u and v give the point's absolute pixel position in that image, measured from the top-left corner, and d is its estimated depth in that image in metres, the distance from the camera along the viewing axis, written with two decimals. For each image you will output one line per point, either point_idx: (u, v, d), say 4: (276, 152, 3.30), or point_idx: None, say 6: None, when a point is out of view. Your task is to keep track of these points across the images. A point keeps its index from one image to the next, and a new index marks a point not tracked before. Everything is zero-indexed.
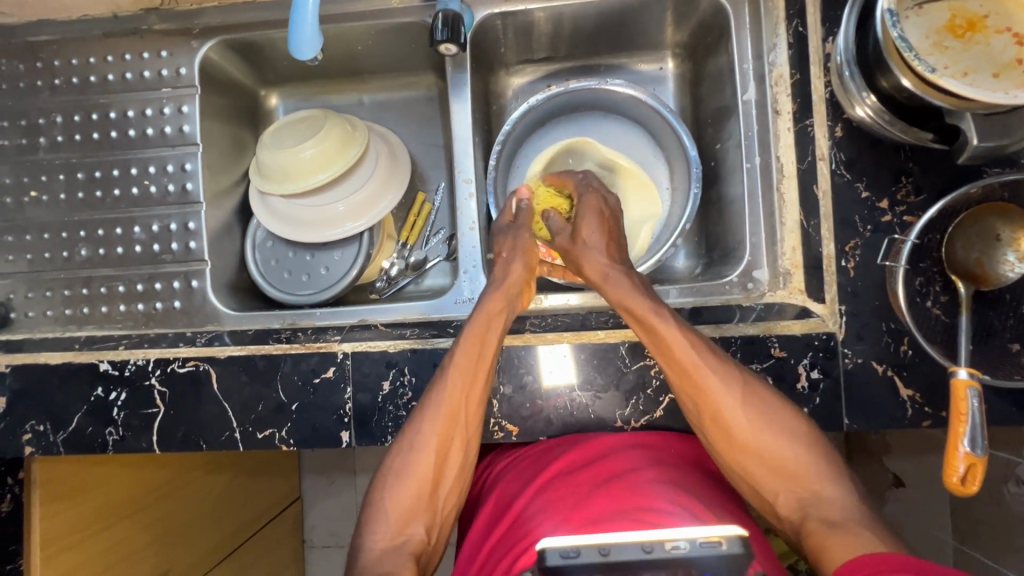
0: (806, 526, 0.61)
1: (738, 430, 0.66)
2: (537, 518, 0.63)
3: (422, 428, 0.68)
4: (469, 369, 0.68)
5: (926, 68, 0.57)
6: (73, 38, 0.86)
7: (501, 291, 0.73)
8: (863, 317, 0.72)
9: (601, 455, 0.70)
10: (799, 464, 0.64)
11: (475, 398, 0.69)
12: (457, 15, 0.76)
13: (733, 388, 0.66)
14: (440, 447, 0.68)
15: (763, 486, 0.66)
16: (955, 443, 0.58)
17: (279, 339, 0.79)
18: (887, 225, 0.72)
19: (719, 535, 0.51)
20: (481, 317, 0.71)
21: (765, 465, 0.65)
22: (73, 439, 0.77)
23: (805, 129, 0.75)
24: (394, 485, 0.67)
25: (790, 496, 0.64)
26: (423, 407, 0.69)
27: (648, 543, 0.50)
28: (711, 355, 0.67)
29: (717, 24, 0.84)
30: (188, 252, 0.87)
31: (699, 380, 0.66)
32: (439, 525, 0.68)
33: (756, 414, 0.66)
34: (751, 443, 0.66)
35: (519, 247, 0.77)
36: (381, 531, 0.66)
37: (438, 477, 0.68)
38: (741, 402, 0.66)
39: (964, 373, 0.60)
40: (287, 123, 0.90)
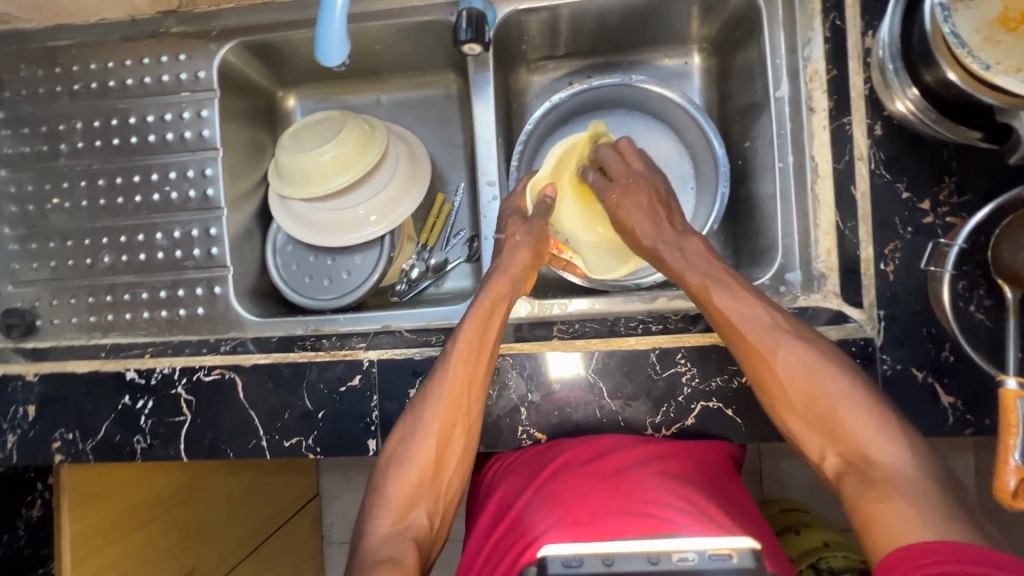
0: (853, 495, 0.56)
1: (785, 389, 0.63)
2: (536, 517, 0.63)
3: (428, 405, 0.69)
4: (473, 350, 0.70)
5: (980, 66, 0.55)
6: (92, 43, 0.85)
7: (506, 278, 0.75)
8: (902, 322, 0.69)
9: (606, 450, 0.69)
10: (847, 428, 0.60)
11: (477, 379, 0.70)
12: (481, 14, 0.74)
13: (801, 351, 0.63)
14: (442, 430, 0.68)
15: (808, 445, 0.62)
16: (1005, 455, 0.56)
17: (303, 347, 0.79)
18: (929, 227, 0.69)
19: (730, 546, 0.50)
20: (486, 301, 0.73)
21: (809, 424, 0.62)
22: (102, 447, 0.77)
23: (842, 127, 0.73)
24: (395, 469, 0.68)
25: (834, 454, 0.60)
26: (429, 389, 0.69)
27: (655, 554, 0.49)
28: (775, 319, 0.64)
29: (748, 17, 0.81)
30: (210, 258, 0.86)
31: (744, 336, 0.65)
32: (442, 509, 0.69)
33: (811, 371, 0.63)
34: (800, 403, 0.62)
35: (533, 235, 0.78)
36: (383, 517, 0.66)
37: (440, 462, 0.69)
38: (806, 365, 0.63)
39: (1014, 383, 0.58)
40: (307, 125, 0.88)
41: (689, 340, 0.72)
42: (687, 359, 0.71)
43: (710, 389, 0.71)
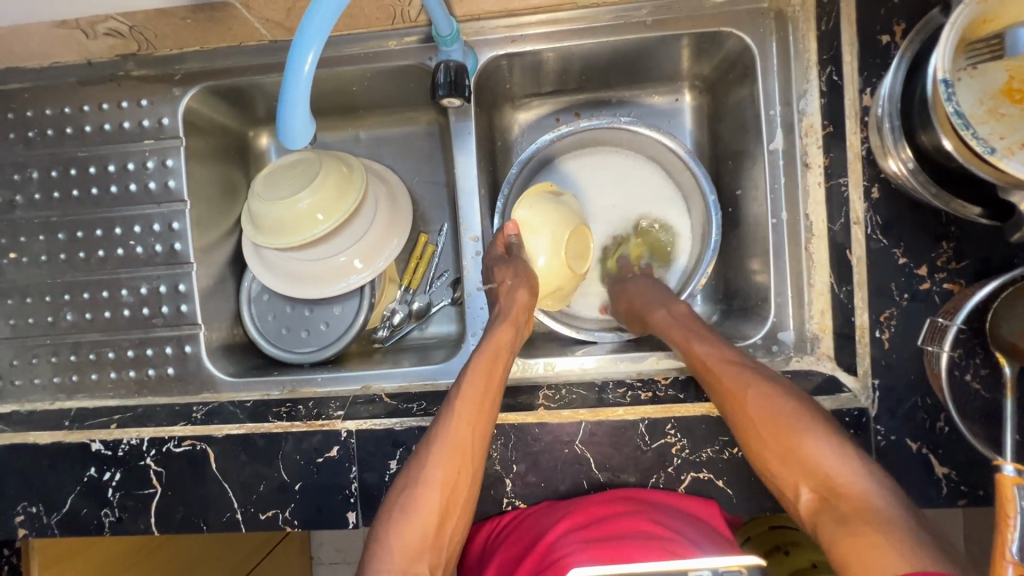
0: (835, 536, 0.50)
1: (763, 419, 0.59)
2: (575, 554, 0.59)
3: (432, 454, 0.65)
4: (478, 397, 0.67)
5: (984, 148, 0.53)
6: (47, 87, 0.80)
7: (510, 322, 0.73)
8: (897, 391, 0.67)
9: (626, 509, 0.66)
10: (821, 458, 0.55)
11: (483, 423, 0.67)
12: (461, 66, 0.71)
13: (763, 381, 0.62)
14: (447, 476, 0.65)
15: (783, 482, 0.57)
16: (1003, 549, 0.54)
17: (279, 415, 0.75)
18: (926, 294, 0.66)
19: (741, 562, 0.53)
20: (488, 349, 0.71)
21: (794, 460, 0.56)
22: (68, 520, 0.73)
23: (838, 186, 0.70)
24: (398, 520, 0.63)
25: (813, 490, 0.54)
26: (434, 435, 0.67)
27: (673, 573, 0.52)
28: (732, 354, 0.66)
29: (742, 62, 0.77)
30: (179, 315, 0.82)
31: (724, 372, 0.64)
32: (445, 567, 0.63)
33: (785, 403, 0.59)
34: (772, 434, 0.58)
35: (523, 274, 0.76)
36: (382, 570, 0.60)
37: (446, 512, 0.64)
38: (773, 394, 0.61)
39: (1011, 470, 0.56)
40: (280, 170, 0.83)
41: (679, 410, 0.70)
42: (678, 430, 0.70)
43: (700, 459, 0.70)
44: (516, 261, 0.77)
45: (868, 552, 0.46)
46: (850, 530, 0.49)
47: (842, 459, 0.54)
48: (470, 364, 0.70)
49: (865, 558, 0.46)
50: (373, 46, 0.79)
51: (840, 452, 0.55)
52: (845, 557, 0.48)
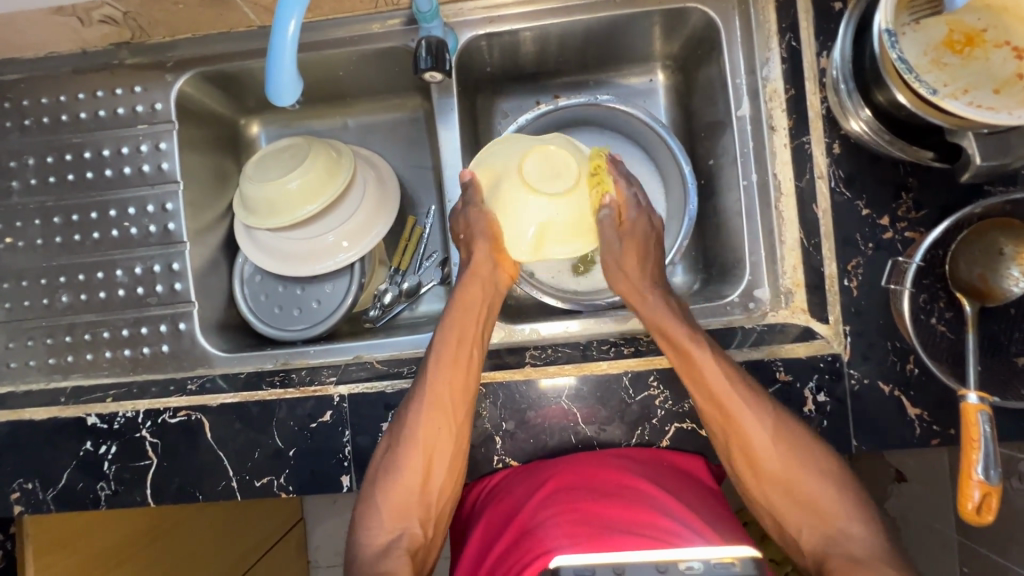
0: (787, 515, 0.65)
1: (723, 406, 0.66)
2: (548, 526, 0.60)
3: (414, 410, 0.68)
4: (446, 373, 0.69)
5: (927, 90, 0.56)
6: (42, 76, 0.83)
7: (480, 284, 0.74)
8: (867, 336, 0.70)
9: (605, 468, 0.68)
10: (778, 450, 0.65)
11: (453, 399, 0.69)
12: (440, 42, 0.74)
13: (760, 418, 0.65)
14: (429, 432, 0.68)
15: (784, 520, 0.65)
16: (969, 469, 0.58)
17: (273, 382, 0.77)
18: (889, 242, 0.70)
19: (732, 555, 0.52)
20: (458, 311, 0.72)
21: (793, 504, 0.64)
22: (64, 495, 0.74)
23: (802, 146, 0.74)
24: (385, 485, 0.67)
25: (812, 535, 0.63)
26: (412, 394, 0.69)
27: (663, 563, 0.52)
28: (736, 376, 0.67)
29: (708, 36, 0.82)
30: (173, 294, 0.84)
31: (729, 407, 0.65)
32: (435, 520, 0.69)
33: (745, 392, 0.66)
34: (730, 422, 0.66)
35: (484, 227, 0.73)
36: (375, 528, 0.66)
37: (429, 469, 0.68)
38: (768, 433, 0.65)
39: (974, 398, 0.59)
40: (269, 153, 0.85)
41: (660, 362, 0.73)
42: (660, 381, 0.72)
43: (683, 411, 0.72)
44: None
45: (818, 525, 0.63)
46: (809, 515, 0.64)
47: (795, 450, 0.65)
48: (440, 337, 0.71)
49: (815, 532, 0.63)
50: (357, 30, 0.83)
51: (793, 439, 0.65)
52: (799, 530, 0.64)
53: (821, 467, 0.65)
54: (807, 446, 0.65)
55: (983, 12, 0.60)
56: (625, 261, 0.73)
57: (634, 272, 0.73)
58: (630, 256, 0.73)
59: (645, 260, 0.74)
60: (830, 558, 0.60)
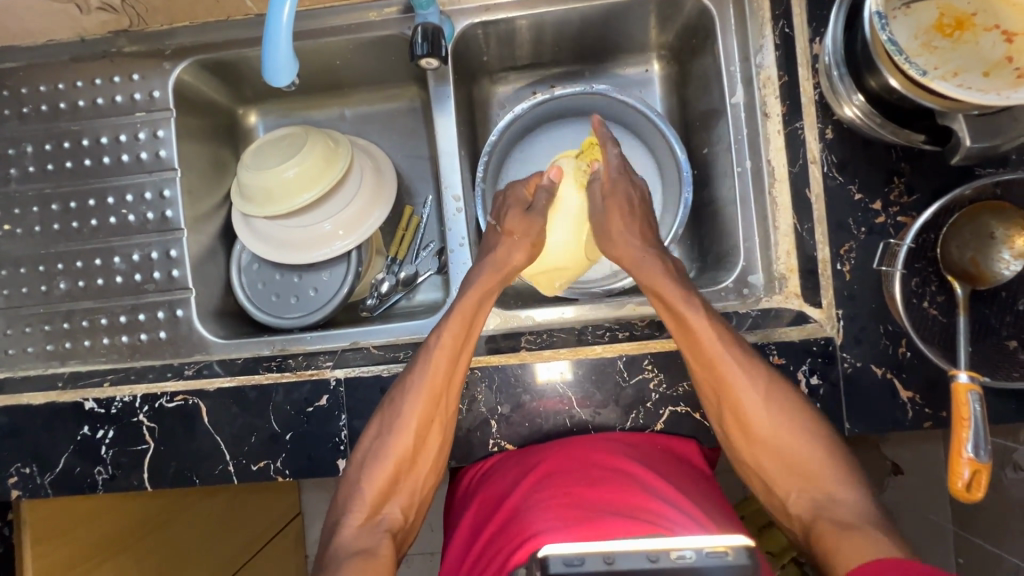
0: (781, 481, 0.66)
1: (715, 367, 0.66)
2: (537, 511, 0.60)
3: (407, 401, 0.68)
4: (456, 339, 0.70)
5: (917, 72, 0.57)
6: (41, 64, 0.84)
7: (500, 275, 0.76)
8: (859, 320, 0.71)
9: (599, 452, 0.68)
10: (770, 413, 0.66)
11: (458, 362, 0.70)
12: (437, 28, 0.75)
13: (753, 384, 0.66)
14: (421, 422, 0.67)
15: (774, 484, 0.67)
16: (959, 449, 0.58)
17: (269, 367, 0.78)
18: (881, 226, 0.71)
19: (726, 543, 0.46)
20: (474, 292, 0.74)
21: (784, 467, 0.66)
22: (62, 479, 0.75)
23: (795, 131, 0.74)
24: (372, 465, 0.67)
25: (802, 498, 0.64)
26: (408, 385, 0.69)
27: (654, 552, 0.45)
28: (734, 346, 0.67)
29: (703, 25, 0.82)
30: (171, 280, 0.84)
31: (720, 369, 0.66)
32: (416, 505, 0.69)
33: (743, 359, 0.67)
34: (723, 382, 0.66)
35: (532, 236, 0.78)
36: (356, 511, 0.66)
37: (416, 455, 0.68)
38: (761, 399, 0.66)
39: (964, 377, 0.60)
40: (266, 142, 0.85)
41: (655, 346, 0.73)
42: (655, 365, 0.73)
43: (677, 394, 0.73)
44: (533, 214, 0.79)
45: (808, 491, 0.64)
46: (799, 481, 0.65)
47: (792, 416, 0.66)
48: (450, 315, 0.72)
49: (804, 496, 0.64)
50: (354, 18, 0.83)
51: (789, 410, 0.66)
52: (789, 496, 0.65)
53: (810, 423, 0.66)
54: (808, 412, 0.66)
55: None
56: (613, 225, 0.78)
57: (618, 235, 0.77)
58: (613, 220, 0.78)
59: (633, 217, 0.78)
60: (820, 521, 0.61)
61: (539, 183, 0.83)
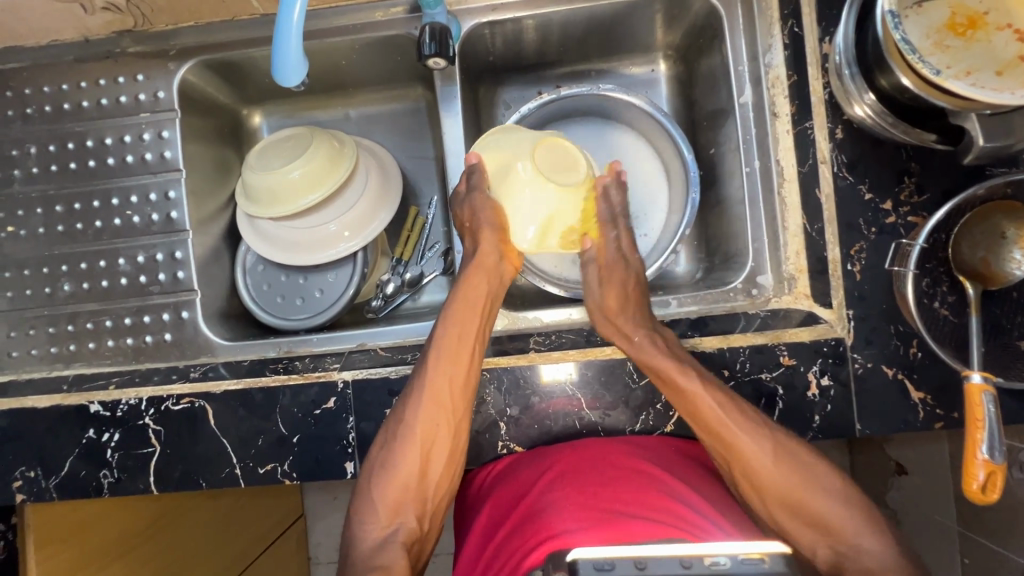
0: (800, 536, 0.64)
1: (718, 434, 0.65)
2: (554, 511, 0.60)
3: (411, 406, 0.68)
4: (437, 393, 0.67)
5: (931, 70, 0.57)
6: (44, 65, 0.83)
7: (484, 271, 0.72)
8: (870, 321, 0.71)
9: (612, 451, 0.68)
10: (787, 477, 0.64)
11: (444, 415, 0.67)
12: (444, 28, 0.74)
13: (760, 444, 0.65)
14: (426, 430, 0.67)
15: (797, 542, 0.64)
16: (974, 450, 0.58)
17: (276, 369, 0.77)
18: (892, 226, 0.70)
19: (761, 551, 0.46)
20: (460, 307, 0.71)
21: (804, 525, 0.63)
22: (67, 483, 0.74)
23: (805, 131, 0.74)
24: (380, 480, 0.67)
25: (826, 553, 0.63)
26: (410, 392, 0.68)
27: (687, 558, 0.45)
28: (734, 408, 0.66)
29: (710, 25, 0.82)
30: (176, 282, 0.84)
31: (723, 434, 0.65)
32: (430, 514, 0.68)
33: (740, 417, 0.65)
34: (728, 448, 0.65)
35: (490, 221, 0.73)
36: (370, 524, 0.66)
37: (426, 465, 0.67)
38: (771, 459, 0.64)
39: (978, 378, 0.59)
40: (272, 142, 0.85)
41: None
42: None
43: None
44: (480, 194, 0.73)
45: (829, 541, 0.62)
46: (820, 535, 0.63)
47: (802, 474, 0.64)
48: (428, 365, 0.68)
49: (827, 548, 0.62)
50: (360, 18, 0.83)
51: (801, 466, 0.64)
52: (813, 551, 0.63)
53: (824, 476, 0.64)
54: (818, 471, 0.65)
55: None
56: (606, 294, 0.73)
57: (622, 321, 0.72)
58: (615, 274, 0.74)
59: (626, 295, 0.73)
60: (849, 574, 0.60)
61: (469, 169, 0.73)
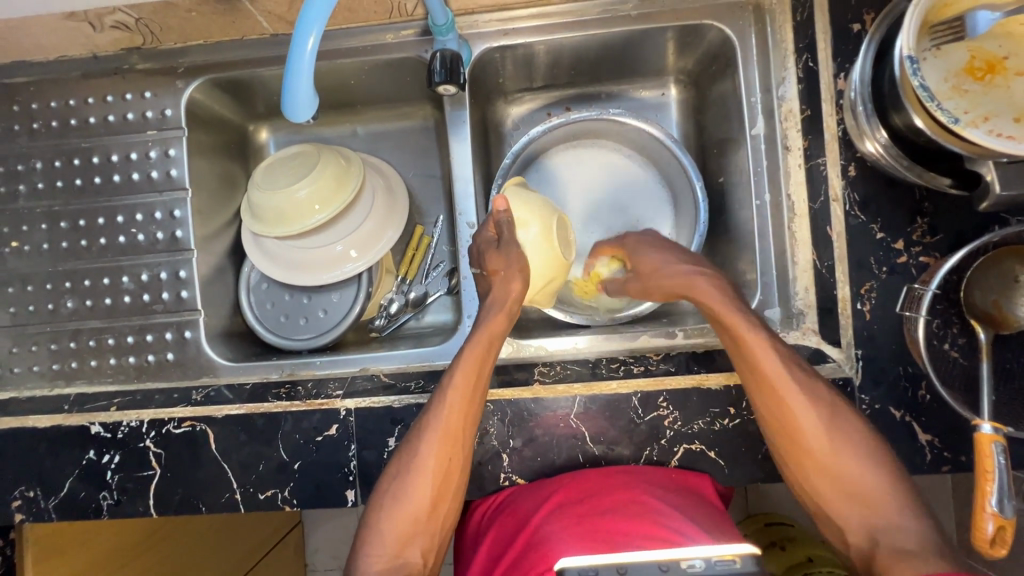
0: (836, 507, 0.62)
1: (772, 388, 0.64)
2: (554, 541, 0.60)
3: (423, 443, 0.66)
4: (466, 398, 0.67)
5: (949, 118, 0.56)
6: (51, 80, 0.82)
7: (504, 312, 0.71)
8: (879, 361, 0.70)
9: (612, 481, 0.68)
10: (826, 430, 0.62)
11: (471, 418, 0.68)
12: (455, 55, 0.74)
13: (816, 410, 0.63)
14: (439, 467, 0.66)
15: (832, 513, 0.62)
16: (983, 503, 0.57)
17: (279, 394, 0.76)
18: (904, 267, 0.70)
19: (733, 552, 0.55)
20: (484, 337, 0.70)
21: (841, 495, 0.61)
22: (66, 504, 0.74)
23: (817, 167, 0.73)
24: (389, 510, 0.66)
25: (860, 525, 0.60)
26: (423, 427, 0.67)
27: (665, 562, 0.54)
28: (790, 361, 0.65)
29: (723, 54, 0.81)
30: (179, 301, 0.83)
31: (779, 390, 0.63)
32: (437, 547, 0.67)
33: (801, 379, 0.64)
34: (784, 416, 0.63)
35: (514, 265, 0.72)
36: (375, 555, 0.65)
37: (436, 500, 0.66)
38: (823, 425, 0.63)
39: (988, 428, 0.58)
40: (278, 161, 0.84)
41: (670, 382, 0.72)
42: (670, 402, 0.72)
43: (692, 431, 0.72)
44: (507, 246, 0.73)
45: (864, 513, 0.60)
46: (856, 506, 0.61)
47: (849, 441, 0.62)
48: (461, 357, 0.69)
49: (864, 522, 0.60)
50: (371, 39, 0.82)
51: (850, 434, 0.62)
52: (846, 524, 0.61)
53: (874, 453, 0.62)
54: (868, 443, 0.62)
55: (1005, 39, 0.60)
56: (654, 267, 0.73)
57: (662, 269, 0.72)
58: (645, 273, 0.74)
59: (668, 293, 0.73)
60: (879, 549, 0.57)
61: (495, 216, 0.75)
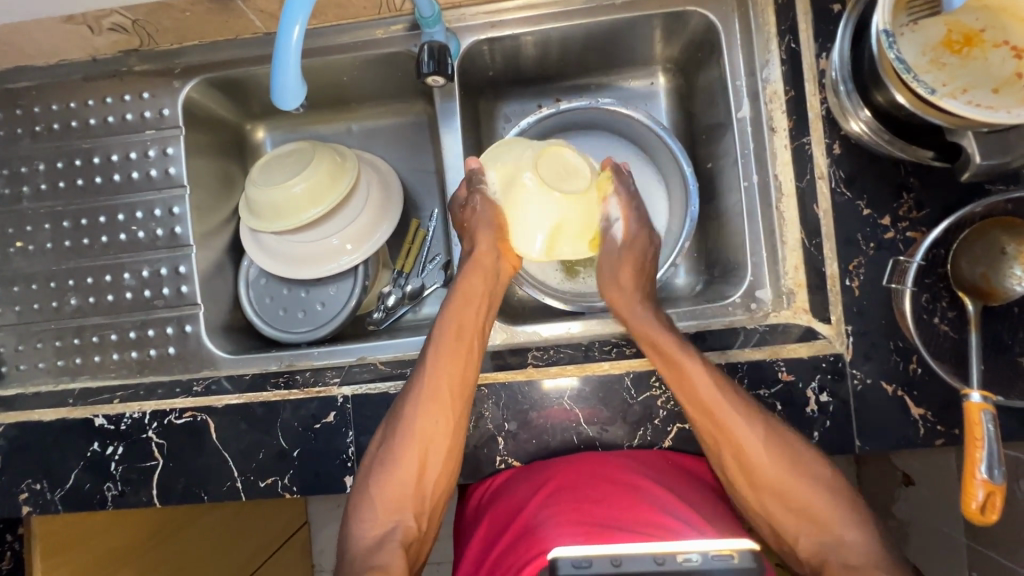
0: (783, 522, 0.65)
1: (713, 414, 0.66)
2: (547, 526, 0.60)
3: (410, 404, 0.68)
4: (449, 359, 0.69)
5: (925, 90, 0.56)
6: (53, 83, 0.85)
7: (481, 272, 0.73)
8: (869, 336, 0.70)
9: (605, 466, 0.69)
10: (772, 457, 0.65)
11: (457, 379, 0.69)
12: (443, 46, 0.75)
13: (752, 423, 0.65)
14: (424, 426, 0.67)
15: (782, 529, 0.65)
16: (972, 470, 0.58)
17: (277, 383, 0.78)
18: (891, 242, 0.70)
19: (731, 547, 0.50)
20: (461, 300, 0.72)
21: (790, 512, 0.64)
22: (72, 496, 0.75)
23: (803, 146, 0.74)
24: (376, 478, 0.67)
25: (810, 541, 0.63)
26: (405, 396, 0.69)
27: (661, 555, 0.50)
28: (727, 387, 0.66)
29: (708, 39, 0.82)
30: (180, 296, 0.85)
31: (721, 419, 0.65)
32: (429, 513, 0.68)
33: (735, 397, 0.66)
34: (728, 437, 0.66)
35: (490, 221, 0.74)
36: (367, 520, 0.66)
37: (423, 466, 0.68)
38: (761, 440, 0.65)
39: (977, 397, 0.59)
40: (274, 158, 0.86)
41: None
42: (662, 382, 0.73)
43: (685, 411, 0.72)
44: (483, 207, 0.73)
45: (813, 532, 0.63)
46: (804, 522, 0.64)
47: (789, 455, 0.65)
48: (442, 322, 0.71)
49: (811, 539, 0.63)
50: (361, 35, 0.84)
51: (788, 451, 0.65)
52: (796, 540, 0.64)
53: (819, 475, 0.65)
54: (808, 460, 0.65)
55: (981, 12, 0.60)
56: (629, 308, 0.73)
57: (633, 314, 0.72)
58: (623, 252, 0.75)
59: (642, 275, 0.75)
60: (829, 565, 0.60)
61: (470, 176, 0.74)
